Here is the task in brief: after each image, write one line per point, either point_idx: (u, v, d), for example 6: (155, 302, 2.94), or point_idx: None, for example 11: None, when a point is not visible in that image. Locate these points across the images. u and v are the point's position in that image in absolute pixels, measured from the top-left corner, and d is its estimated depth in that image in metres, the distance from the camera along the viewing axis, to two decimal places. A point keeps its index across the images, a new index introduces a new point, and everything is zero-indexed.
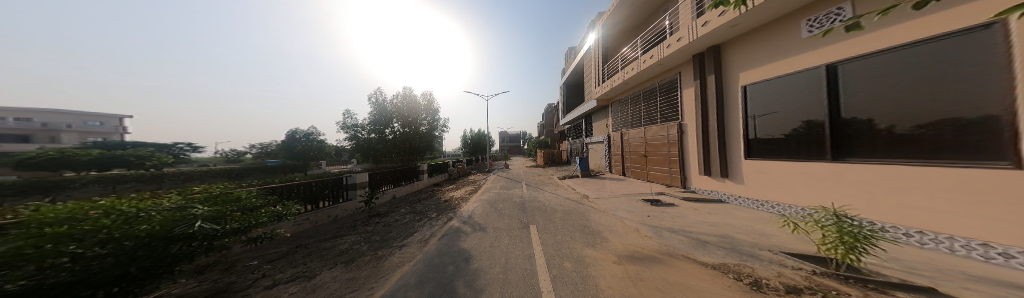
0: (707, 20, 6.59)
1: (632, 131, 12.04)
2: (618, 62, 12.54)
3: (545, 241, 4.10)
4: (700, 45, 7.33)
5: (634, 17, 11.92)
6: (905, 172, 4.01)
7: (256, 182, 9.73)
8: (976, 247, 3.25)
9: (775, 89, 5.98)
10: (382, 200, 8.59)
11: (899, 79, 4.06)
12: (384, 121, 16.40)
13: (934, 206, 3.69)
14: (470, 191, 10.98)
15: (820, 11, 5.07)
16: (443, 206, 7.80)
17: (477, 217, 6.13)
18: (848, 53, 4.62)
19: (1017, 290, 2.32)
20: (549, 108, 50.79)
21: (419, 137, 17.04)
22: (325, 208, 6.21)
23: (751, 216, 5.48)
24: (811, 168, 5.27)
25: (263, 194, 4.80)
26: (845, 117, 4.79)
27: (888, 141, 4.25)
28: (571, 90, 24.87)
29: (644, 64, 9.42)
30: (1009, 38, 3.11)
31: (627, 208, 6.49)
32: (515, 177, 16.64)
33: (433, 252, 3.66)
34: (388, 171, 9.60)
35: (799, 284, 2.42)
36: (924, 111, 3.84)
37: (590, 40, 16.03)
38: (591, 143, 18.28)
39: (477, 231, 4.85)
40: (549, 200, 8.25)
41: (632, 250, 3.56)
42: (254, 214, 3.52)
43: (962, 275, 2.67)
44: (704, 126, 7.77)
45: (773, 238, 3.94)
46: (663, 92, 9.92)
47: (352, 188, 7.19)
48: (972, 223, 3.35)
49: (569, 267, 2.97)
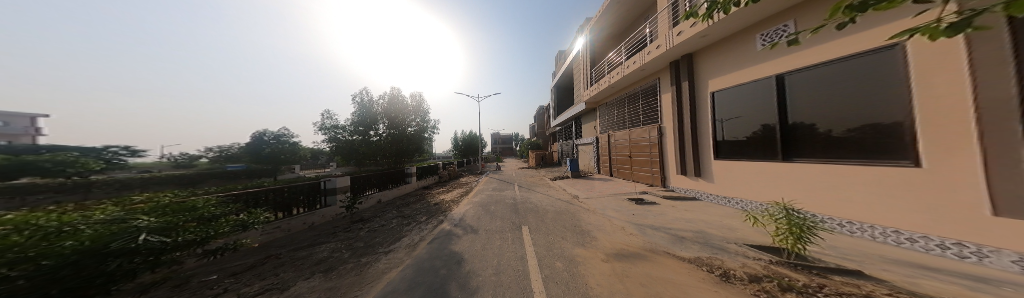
0: (682, 30, 7.19)
1: (619, 133, 12.60)
2: (605, 67, 13.09)
3: (537, 242, 4.12)
4: (675, 53, 7.94)
5: (618, 24, 12.67)
6: (839, 171, 4.64)
7: (216, 189, 8.63)
8: (891, 233, 3.93)
9: (738, 95, 6.63)
10: (366, 205, 8.11)
11: (835, 90, 4.72)
12: (369, 121, 15.50)
13: (859, 199, 4.34)
14: (461, 193, 10.68)
15: (770, 27, 5.81)
16: (433, 209, 7.52)
17: (469, 219, 5.97)
18: (793, 66, 5.33)
19: (921, 269, 2.81)
20: (541, 111, 51.88)
21: (407, 139, 16.25)
22: (300, 215, 5.69)
23: (719, 212, 6.04)
24: (767, 167, 5.89)
25: (223, 202, 4.26)
26: (792, 121, 5.46)
27: (826, 143, 4.92)
28: (561, 93, 25.48)
29: (628, 69, 9.95)
30: (906, 57, 3.81)
31: (614, 207, 6.77)
32: (508, 179, 16.61)
33: (423, 256, 3.50)
34: (372, 174, 9.05)
35: (760, 273, 2.68)
36: (852, 117, 4.53)
37: (579, 44, 16.63)
38: (580, 144, 18.80)
39: (469, 233, 4.73)
40: (542, 201, 8.30)
41: (619, 248, 3.70)
42: (214, 224, 3.11)
43: (883, 258, 3.17)
44: (680, 128, 8.37)
45: (738, 232, 4.35)
46: (644, 96, 10.61)
47: (332, 193, 6.66)
48: (886, 213, 4.02)
49: (560, 267, 3.00)
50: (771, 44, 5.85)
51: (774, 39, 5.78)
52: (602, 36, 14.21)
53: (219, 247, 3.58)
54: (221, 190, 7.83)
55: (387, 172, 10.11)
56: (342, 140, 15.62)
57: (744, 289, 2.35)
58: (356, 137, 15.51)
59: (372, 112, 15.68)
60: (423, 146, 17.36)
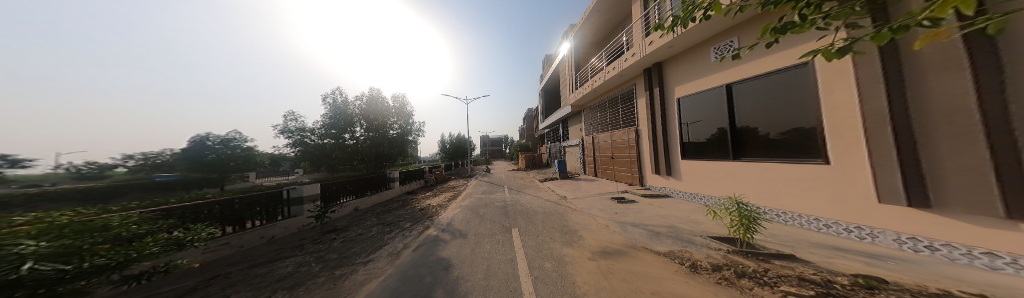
0: (653, 40, 7.90)
1: (602, 135, 13.30)
2: (588, 72, 13.83)
3: (527, 243, 4.09)
4: (648, 61, 8.67)
5: (599, 32, 13.50)
6: (775, 168, 5.46)
7: (144, 201, 7.14)
8: (813, 221, 4.72)
9: (698, 102, 7.46)
10: (340, 213, 7.39)
11: (770, 99, 5.58)
12: (343, 124, 14.22)
13: (790, 191, 5.15)
14: (450, 198, 10.23)
15: (720, 42, 6.73)
16: (418, 215, 7.08)
17: (458, 224, 5.74)
18: (739, 77, 6.17)
19: (834, 250, 3.42)
20: (529, 114, 52.61)
21: (388, 143, 15.14)
22: (257, 228, 4.96)
23: (687, 207, 6.65)
24: (722, 166, 6.70)
25: (150, 218, 3.52)
26: (739, 126, 6.30)
27: (764, 144, 5.76)
28: (549, 96, 26.19)
29: (609, 74, 10.65)
30: (817, 73, 4.68)
31: (599, 206, 7.06)
32: (497, 181, 16.44)
33: (408, 264, 3.27)
34: (347, 181, 8.27)
35: (720, 263, 2.99)
36: (783, 122, 5.38)
37: (565, 49, 17.33)
38: (567, 146, 19.43)
39: (458, 238, 4.53)
40: (531, 202, 8.31)
41: (604, 246, 3.84)
42: (138, 245, 2.55)
43: (808, 242, 3.79)
44: (653, 131, 9.12)
45: (704, 225, 4.83)
46: (623, 100, 11.37)
47: (298, 202, 6.02)
48: (809, 203, 4.83)
49: (550, 267, 3.02)
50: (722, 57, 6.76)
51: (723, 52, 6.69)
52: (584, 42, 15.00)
53: (145, 270, 2.93)
54: (152, 202, 6.52)
55: (364, 178, 9.33)
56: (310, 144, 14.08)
57: (709, 278, 2.60)
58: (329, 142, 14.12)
59: (348, 114, 14.42)
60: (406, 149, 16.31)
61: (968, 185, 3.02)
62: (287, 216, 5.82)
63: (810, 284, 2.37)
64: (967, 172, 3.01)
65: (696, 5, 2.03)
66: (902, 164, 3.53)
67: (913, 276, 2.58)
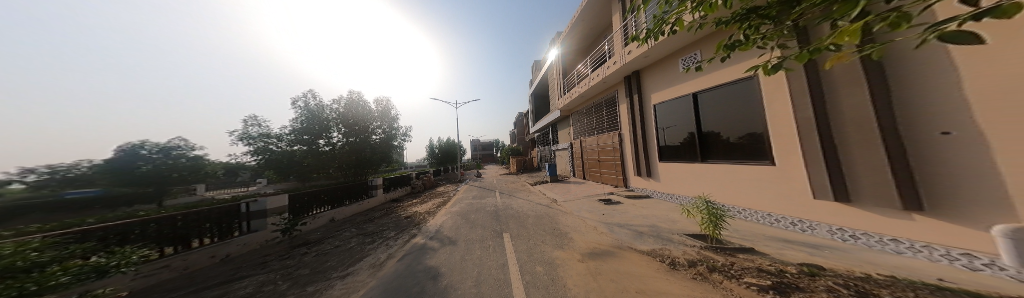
0: (630, 50, 8.43)
1: (589, 139, 13.82)
2: (575, 77, 14.33)
3: (518, 248, 4.03)
4: (627, 69, 9.19)
5: (584, 39, 14.14)
6: (734, 169, 6.07)
7: (66, 222, 6.03)
8: (765, 216, 5.33)
9: (671, 108, 7.97)
10: (310, 226, 6.80)
11: (729, 107, 6.25)
12: (319, 129, 13.09)
13: (747, 190, 5.76)
14: (438, 204, 9.74)
15: (686, 54, 7.35)
16: (403, 224, 6.68)
17: (447, 230, 5.51)
18: (703, 86, 6.80)
19: (783, 242, 3.91)
20: (520, 118, 52.85)
21: (368, 149, 14.09)
22: (208, 247, 4.46)
23: (665, 207, 7.11)
24: (691, 168, 7.31)
25: (56, 244, 2.95)
26: (705, 130, 6.90)
27: (725, 147, 6.41)
28: (539, 101, 26.67)
29: (593, 81, 11.14)
30: (764, 85, 5.37)
31: (588, 208, 7.23)
32: (488, 185, 16.16)
33: (391, 276, 3.13)
34: (317, 190, 7.61)
35: (695, 259, 3.21)
36: (740, 128, 6.03)
37: (552, 55, 17.88)
38: (557, 150, 19.83)
39: (447, 245, 4.36)
40: (522, 206, 8.24)
41: (593, 247, 3.91)
42: (40, 274, 2.13)
43: (761, 236, 4.28)
44: (634, 135, 9.63)
45: (679, 223, 5.18)
46: (607, 105, 11.91)
47: (261, 216, 5.49)
48: (762, 200, 5.43)
49: (541, 271, 2.99)
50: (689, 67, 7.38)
51: (690, 63, 7.31)
52: (568, 50, 15.67)
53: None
54: (77, 223, 5.53)
55: (340, 187, 8.64)
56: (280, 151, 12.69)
57: (686, 274, 2.77)
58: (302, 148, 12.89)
59: (324, 118, 13.34)
60: (390, 156, 15.31)
61: (876, 182, 3.69)
62: (246, 231, 5.28)
63: (766, 274, 2.66)
64: (874, 172, 3.70)
65: (665, 20, 2.27)
66: (828, 165, 4.19)
67: (843, 262, 3.04)
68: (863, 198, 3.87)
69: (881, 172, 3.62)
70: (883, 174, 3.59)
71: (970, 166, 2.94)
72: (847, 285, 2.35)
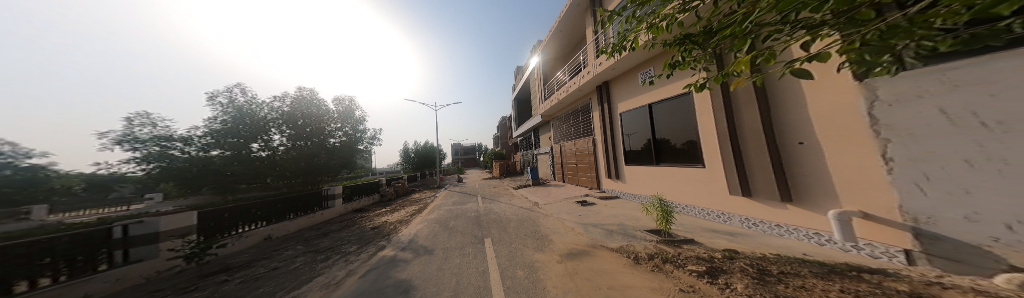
0: (601, 62, 9.27)
1: (567, 143, 14.55)
2: (554, 85, 15.06)
3: (500, 252, 3.93)
4: (598, 80, 10.06)
5: (561, 49, 15.05)
6: (678, 171, 7.10)
7: None
8: (699, 210, 6.36)
9: (632, 117, 8.99)
10: (227, 250, 5.47)
11: (672, 118, 7.33)
12: (257, 131, 10.41)
13: (687, 189, 6.78)
14: (413, 212, 8.88)
15: (644, 69, 8.41)
16: (368, 236, 5.86)
17: (422, 240, 5.06)
18: (656, 98, 7.85)
19: (712, 231, 4.70)
20: (503, 122, 52.74)
21: (323, 153, 12.33)
22: (64, 286, 3.24)
23: (630, 206, 7.87)
24: (648, 170, 8.31)
25: None
26: (658, 137, 7.92)
27: (672, 152, 7.47)
28: (520, 106, 27.16)
29: (570, 88, 11.82)
30: (697, 101, 6.46)
31: (567, 210, 7.48)
32: (470, 190, 15.52)
33: (352, 294, 2.74)
34: (239, 205, 6.13)
35: (652, 252, 3.61)
36: (680, 136, 7.10)
37: (533, 62, 18.56)
38: (538, 154, 20.33)
39: (421, 256, 4.03)
40: (505, 210, 8.10)
41: (571, 247, 4.04)
42: None
43: (697, 227, 5.09)
44: (605, 140, 10.51)
45: (641, 220, 5.79)
46: (582, 112, 12.76)
47: (144, 243, 4.24)
48: (697, 197, 6.45)
49: (522, 275, 2.97)
50: (647, 80, 8.43)
51: (647, 77, 8.37)
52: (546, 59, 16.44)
53: None
54: None
55: (276, 198, 7.15)
56: (177, 157, 8.41)
57: (645, 267, 3.08)
58: (223, 154, 9.33)
59: (261, 118, 10.72)
60: (350, 160, 13.77)
61: (768, 181, 4.79)
62: (119, 264, 3.96)
63: (702, 261, 3.16)
64: (766, 173, 4.81)
65: (627, 37, 2.58)
66: (738, 168, 5.24)
67: (750, 245, 3.84)
68: (760, 193, 4.99)
69: (770, 173, 4.72)
70: (772, 175, 4.67)
71: (814, 167, 4.17)
72: (752, 264, 2.99)
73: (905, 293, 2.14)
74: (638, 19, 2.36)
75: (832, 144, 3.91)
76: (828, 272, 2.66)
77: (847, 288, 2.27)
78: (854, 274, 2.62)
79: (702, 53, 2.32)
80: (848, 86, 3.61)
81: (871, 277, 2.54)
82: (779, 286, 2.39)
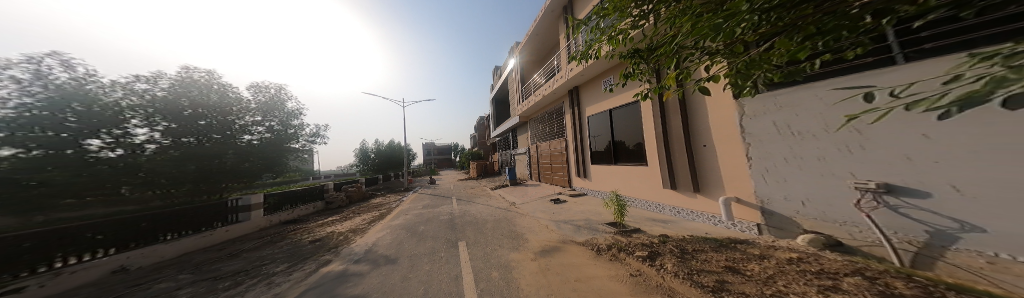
0: (571, 68, 9.98)
1: (542, 144, 15.11)
2: (530, 86, 15.48)
3: (475, 254, 3.80)
4: (568, 84, 10.79)
5: (537, 53, 15.54)
6: (628, 169, 8.17)
7: None
8: (643, 202, 7.45)
9: (596, 121, 9.92)
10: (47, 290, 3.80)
11: (626, 123, 8.39)
12: (106, 115, 4.55)
13: (634, 184, 7.87)
14: (372, 219, 7.80)
15: (606, 77, 9.37)
16: (310, 251, 4.88)
17: (384, 248, 4.52)
18: (615, 104, 8.83)
19: (652, 220, 5.58)
20: (480, 122, 51.54)
21: (251, 158, 7.31)
22: None
23: (594, 201, 8.65)
24: (607, 169, 9.32)
25: None
26: (616, 139, 8.93)
27: (624, 153, 8.53)
28: (499, 106, 27.04)
29: (545, 91, 12.36)
30: (642, 109, 7.55)
31: (542, 208, 7.74)
32: (443, 192, 14.58)
33: None
34: (64, 226, 4.04)
35: (609, 242, 4.02)
36: (630, 138, 8.16)
37: (512, 63, 18.74)
38: (515, 154, 20.53)
39: (383, 266, 3.59)
40: (481, 211, 7.87)
41: (545, 244, 4.16)
42: None
43: (641, 217, 5.97)
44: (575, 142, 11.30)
45: (602, 214, 6.45)
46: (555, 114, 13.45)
47: None
48: (641, 191, 7.55)
49: (496, 276, 2.92)
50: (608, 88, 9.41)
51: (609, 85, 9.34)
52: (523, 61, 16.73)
53: None
54: None
55: (154, 213, 5.17)
56: None
57: (606, 257, 3.42)
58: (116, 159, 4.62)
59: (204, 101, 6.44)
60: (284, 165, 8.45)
61: (686, 176, 5.95)
62: None
63: (645, 247, 3.70)
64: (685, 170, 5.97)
65: (591, 46, 2.88)
66: (667, 166, 6.37)
67: (676, 230, 4.72)
68: (681, 186, 6.17)
69: (687, 170, 5.90)
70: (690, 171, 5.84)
71: (712, 165, 5.44)
72: (678, 246, 3.71)
73: (757, 255, 3.38)
74: (601, 30, 2.64)
75: (722, 148, 5.21)
76: (719, 246, 3.72)
77: (730, 257, 3.30)
78: (732, 245, 3.82)
79: (644, 68, 2.74)
80: (730, 104, 4.95)
81: (742, 246, 3.76)
82: (694, 261, 3.15)
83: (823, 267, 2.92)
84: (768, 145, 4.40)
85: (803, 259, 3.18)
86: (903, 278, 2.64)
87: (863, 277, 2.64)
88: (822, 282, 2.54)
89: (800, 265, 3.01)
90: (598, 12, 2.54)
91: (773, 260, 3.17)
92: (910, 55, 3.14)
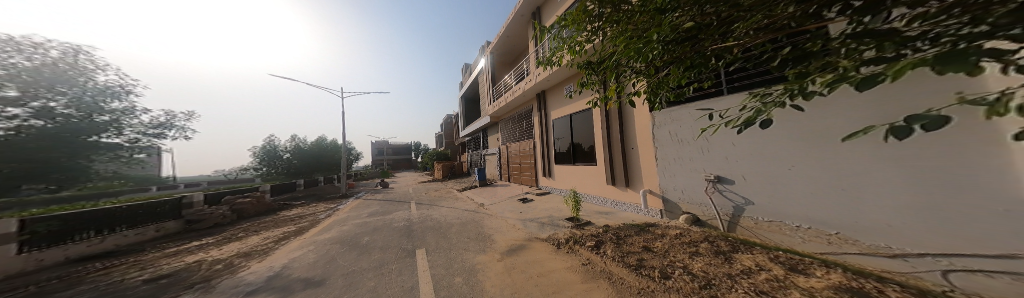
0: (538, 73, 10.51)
1: (511, 145, 15.34)
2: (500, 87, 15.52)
3: (435, 261, 3.51)
4: (535, 88, 11.32)
5: (507, 54, 15.67)
6: (584, 169, 9.06)
7: None
8: (594, 197, 8.40)
9: (559, 124, 10.68)
10: None
11: (582, 127, 9.30)
12: None
13: (588, 182, 8.79)
14: (296, 235, 6.21)
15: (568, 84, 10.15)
16: (190, 286, 3.54)
17: (317, 267, 3.70)
18: (574, 109, 9.68)
19: (599, 213, 6.37)
20: (447, 120, 48.47)
21: None
22: None
23: (556, 199, 9.28)
24: (567, 168, 10.15)
25: None
26: (575, 141, 9.80)
27: (580, 154, 9.43)
28: (469, 104, 26.09)
29: (514, 93, 12.69)
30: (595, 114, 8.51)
31: (510, 208, 7.83)
32: (403, 196, 12.98)
33: None
34: None
35: (567, 236, 4.35)
36: (586, 141, 9.08)
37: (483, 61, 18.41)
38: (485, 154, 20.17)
39: (312, 289, 2.92)
40: (446, 214, 7.36)
41: (512, 243, 4.18)
42: None
43: (591, 211, 6.74)
44: (541, 142, 11.90)
45: (561, 210, 6.97)
46: (523, 116, 13.86)
47: None
48: (593, 188, 8.49)
49: (458, 282, 2.75)
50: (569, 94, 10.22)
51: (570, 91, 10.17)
52: (493, 61, 16.56)
53: None
54: None
55: None
56: None
57: (564, 250, 3.67)
58: None
59: None
60: (84, 170, 5.46)
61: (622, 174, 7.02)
62: None
63: (595, 237, 4.16)
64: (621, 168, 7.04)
65: (554, 54, 3.09)
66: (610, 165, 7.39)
67: (615, 220, 5.54)
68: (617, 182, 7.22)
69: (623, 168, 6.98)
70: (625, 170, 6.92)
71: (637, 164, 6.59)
72: (614, 233, 4.36)
73: (656, 234, 4.29)
74: (563, 40, 2.85)
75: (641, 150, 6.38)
76: (637, 230, 4.52)
77: (643, 238, 4.08)
78: (644, 228, 4.72)
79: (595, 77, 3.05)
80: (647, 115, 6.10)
81: (651, 228, 4.69)
82: (627, 245, 3.73)
83: (688, 238, 3.96)
84: (665, 148, 5.65)
85: (681, 233, 4.20)
86: (720, 238, 3.87)
87: (706, 241, 3.74)
88: (688, 249, 3.46)
89: (678, 238, 3.98)
90: (560, 21, 2.72)
91: (665, 237, 4.08)
92: (730, 89, 4.54)
